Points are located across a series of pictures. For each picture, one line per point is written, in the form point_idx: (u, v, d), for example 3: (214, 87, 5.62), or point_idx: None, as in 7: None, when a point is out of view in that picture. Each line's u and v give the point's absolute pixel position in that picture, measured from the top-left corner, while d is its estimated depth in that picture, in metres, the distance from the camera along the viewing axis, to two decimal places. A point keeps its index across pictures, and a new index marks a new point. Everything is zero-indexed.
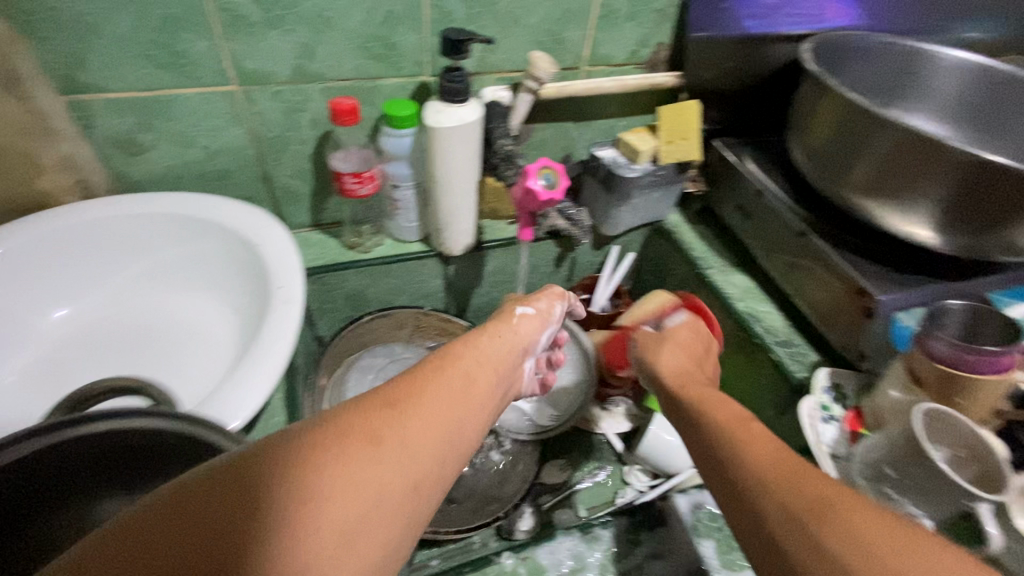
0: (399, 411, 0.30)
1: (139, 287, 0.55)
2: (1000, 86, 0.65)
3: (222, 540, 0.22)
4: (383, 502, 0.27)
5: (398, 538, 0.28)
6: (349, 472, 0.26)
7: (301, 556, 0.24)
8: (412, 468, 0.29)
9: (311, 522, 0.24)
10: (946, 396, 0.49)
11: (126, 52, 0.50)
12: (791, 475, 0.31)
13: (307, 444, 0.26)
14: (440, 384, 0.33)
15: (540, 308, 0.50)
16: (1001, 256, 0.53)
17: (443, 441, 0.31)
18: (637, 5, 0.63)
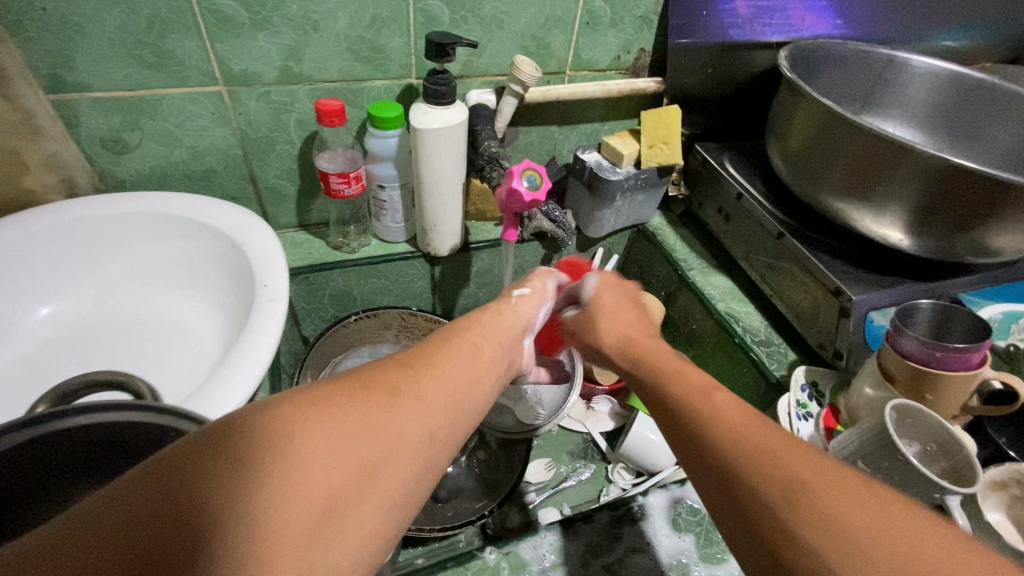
0: (413, 370, 0.31)
1: (125, 286, 0.55)
2: (970, 93, 0.67)
3: (244, 477, 0.22)
4: (405, 446, 0.27)
5: (417, 485, 0.28)
6: (371, 417, 0.27)
7: (327, 488, 0.23)
8: (430, 418, 0.29)
9: (336, 456, 0.24)
10: (918, 392, 0.50)
11: (112, 52, 0.50)
12: (773, 440, 0.29)
13: (328, 391, 0.27)
14: (449, 353, 0.34)
15: (534, 285, 0.49)
16: (971, 256, 0.55)
17: (456, 397, 0.32)
18: (620, 11, 0.64)
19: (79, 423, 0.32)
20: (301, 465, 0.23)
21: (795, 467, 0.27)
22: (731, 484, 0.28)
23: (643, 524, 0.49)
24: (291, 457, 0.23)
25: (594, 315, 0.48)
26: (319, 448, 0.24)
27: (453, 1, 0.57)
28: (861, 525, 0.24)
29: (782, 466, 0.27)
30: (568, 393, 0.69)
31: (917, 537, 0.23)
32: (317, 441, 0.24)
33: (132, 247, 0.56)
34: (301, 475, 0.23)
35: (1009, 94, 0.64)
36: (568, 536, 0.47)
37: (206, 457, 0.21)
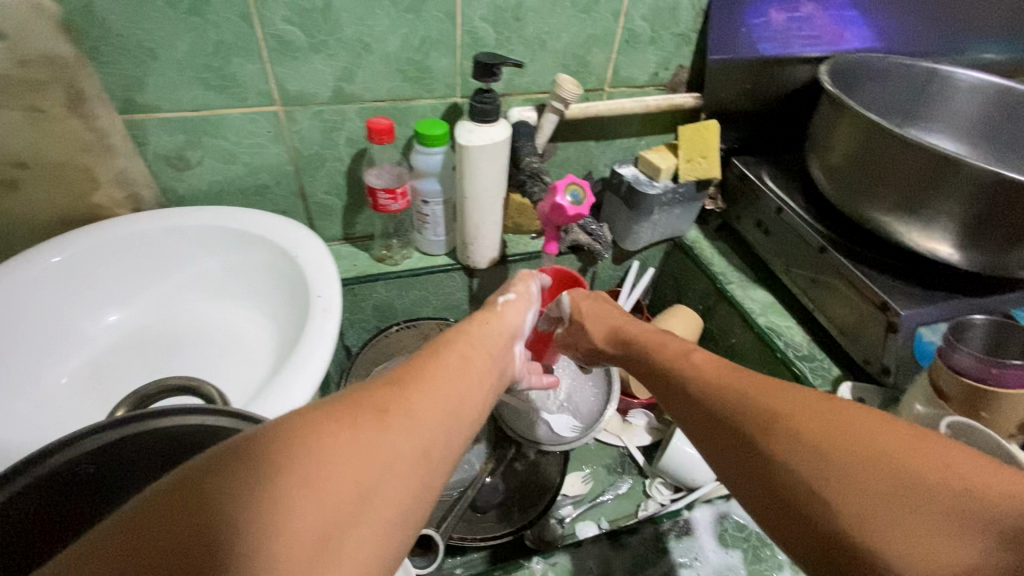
0: (402, 387, 0.32)
1: (184, 296, 0.58)
2: (1016, 106, 0.66)
3: (252, 495, 0.22)
4: (398, 465, 0.28)
5: (413, 503, 0.28)
6: (365, 434, 0.27)
7: (326, 511, 0.24)
8: (421, 434, 0.30)
9: (331, 477, 0.25)
10: (972, 408, 0.49)
11: (181, 75, 0.54)
12: (752, 383, 0.34)
13: (318, 414, 0.27)
14: (438, 367, 0.35)
15: (519, 290, 0.54)
16: (1023, 271, 0.54)
17: (447, 411, 0.32)
18: (659, 29, 0.66)
19: (158, 426, 0.33)
20: (296, 490, 0.23)
21: (767, 397, 0.33)
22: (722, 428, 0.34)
23: (691, 540, 0.48)
24: (287, 480, 0.23)
25: (580, 322, 0.56)
26: (313, 469, 0.24)
27: (498, 22, 0.59)
28: (817, 422, 0.30)
29: (757, 399, 0.33)
30: (603, 407, 0.69)
31: (858, 421, 0.29)
32: (311, 463, 0.24)
33: (191, 260, 0.58)
34: (296, 499, 0.23)
35: None
36: (613, 548, 0.47)
37: (200, 487, 0.22)
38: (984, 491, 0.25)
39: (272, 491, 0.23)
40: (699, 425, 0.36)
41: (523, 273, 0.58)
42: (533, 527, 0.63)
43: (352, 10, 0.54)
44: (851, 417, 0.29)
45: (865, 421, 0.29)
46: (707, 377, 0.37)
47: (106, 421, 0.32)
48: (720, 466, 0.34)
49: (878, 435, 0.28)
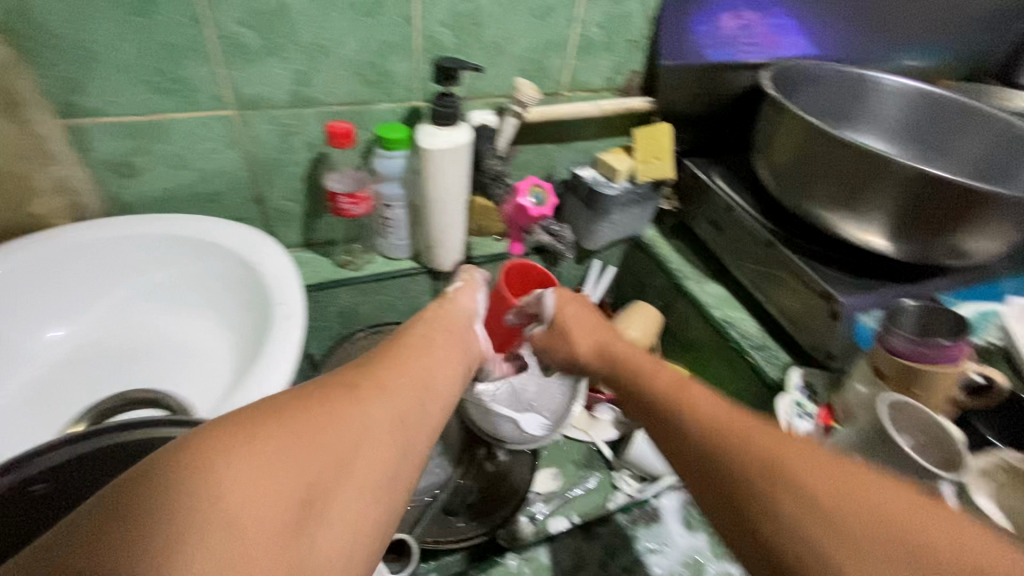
0: (375, 369, 0.35)
1: (136, 308, 0.56)
2: (934, 109, 0.72)
3: (239, 466, 0.25)
4: (376, 433, 0.30)
5: (397, 467, 0.31)
6: (341, 411, 0.30)
7: (309, 476, 0.26)
8: (396, 405, 0.33)
9: (311, 448, 0.27)
10: (907, 388, 0.53)
11: (127, 78, 0.51)
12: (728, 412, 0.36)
13: (295, 393, 0.30)
14: (406, 351, 0.38)
15: (465, 278, 0.55)
16: (947, 260, 0.59)
17: (418, 385, 0.35)
18: (612, 35, 0.68)
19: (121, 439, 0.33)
20: (278, 459, 0.26)
21: (738, 425, 0.35)
22: (689, 441, 0.36)
23: (659, 526, 0.50)
24: (270, 450, 0.26)
25: (564, 325, 0.56)
26: (294, 440, 0.27)
27: (456, 27, 0.60)
28: (789, 458, 0.32)
29: (731, 425, 0.35)
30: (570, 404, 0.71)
31: (828, 462, 0.31)
32: (293, 435, 0.27)
33: (141, 271, 0.56)
34: (279, 467, 0.26)
35: (970, 111, 0.70)
36: (585, 539, 0.49)
37: (186, 461, 0.24)
38: (944, 546, 0.27)
39: (255, 460, 0.25)
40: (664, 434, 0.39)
41: (467, 267, 0.59)
42: (505, 525, 0.63)
43: (308, 13, 0.54)
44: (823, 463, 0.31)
45: (840, 468, 0.31)
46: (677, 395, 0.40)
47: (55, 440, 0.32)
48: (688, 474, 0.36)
49: (849, 479, 0.30)
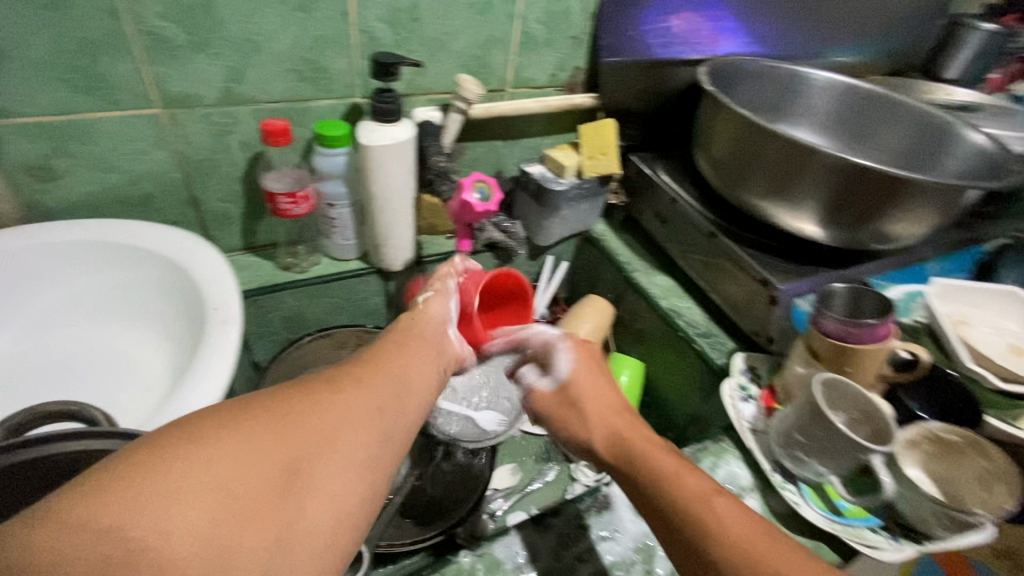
0: (356, 365, 0.36)
1: (61, 320, 0.52)
2: (860, 102, 0.76)
3: (230, 440, 0.26)
4: (354, 421, 0.31)
5: (377, 451, 0.31)
6: (326, 398, 0.31)
7: (288, 454, 0.27)
8: (372, 397, 0.34)
9: (297, 424, 0.29)
10: (840, 366, 0.55)
11: (39, 76, 0.48)
12: (749, 533, 0.34)
13: (274, 390, 0.31)
14: (380, 357, 0.39)
15: (436, 286, 0.54)
16: (874, 244, 0.62)
17: (392, 384, 0.36)
18: (553, 32, 0.69)
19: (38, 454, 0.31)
20: (255, 443, 0.26)
21: (752, 546, 0.34)
22: (704, 558, 0.34)
23: (610, 514, 0.51)
24: (248, 434, 0.27)
25: (574, 400, 0.48)
26: (274, 426, 0.28)
27: (394, 23, 0.59)
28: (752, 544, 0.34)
29: (746, 548, 0.33)
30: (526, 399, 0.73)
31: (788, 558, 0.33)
32: (272, 420, 0.28)
33: (65, 279, 0.52)
34: (257, 450, 0.26)
35: (892, 104, 0.74)
36: (539, 532, 0.48)
37: (168, 443, 0.25)
38: None
39: (233, 443, 0.26)
40: (665, 525, 0.37)
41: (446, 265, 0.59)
42: (462, 524, 0.61)
43: (236, 7, 0.52)
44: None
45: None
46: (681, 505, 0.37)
47: None
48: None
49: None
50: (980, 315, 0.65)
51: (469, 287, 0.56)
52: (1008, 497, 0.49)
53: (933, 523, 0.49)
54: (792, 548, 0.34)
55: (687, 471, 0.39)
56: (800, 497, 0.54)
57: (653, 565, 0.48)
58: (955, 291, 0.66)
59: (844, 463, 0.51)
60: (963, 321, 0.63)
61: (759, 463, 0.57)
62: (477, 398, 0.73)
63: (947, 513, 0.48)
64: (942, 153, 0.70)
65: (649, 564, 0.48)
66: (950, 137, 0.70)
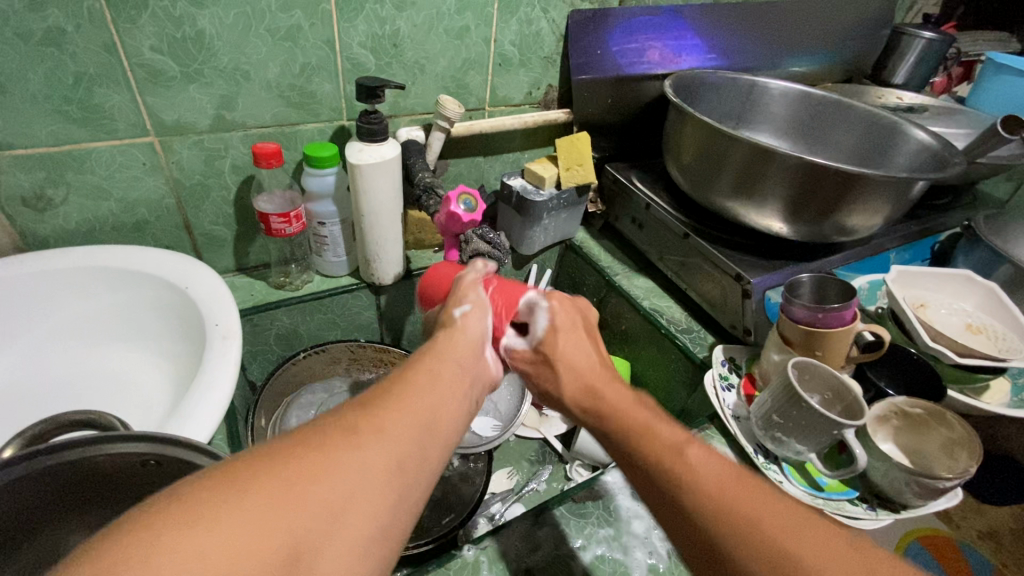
0: (376, 401, 0.31)
1: (59, 343, 0.53)
2: (817, 107, 0.82)
3: (213, 531, 0.22)
4: (369, 484, 0.27)
5: (391, 519, 0.27)
6: (332, 459, 0.26)
7: (287, 536, 0.23)
8: (394, 448, 0.29)
9: (293, 502, 0.24)
10: (811, 350, 0.58)
11: (36, 110, 0.50)
12: (728, 481, 0.34)
13: (278, 447, 0.26)
14: (409, 386, 0.33)
15: (471, 298, 0.45)
16: (836, 236, 0.67)
17: (420, 424, 0.31)
18: (526, 53, 0.73)
19: (66, 457, 0.33)
20: (249, 528, 0.22)
21: (725, 497, 0.33)
22: (680, 513, 0.34)
23: (606, 500, 0.53)
24: (243, 516, 0.23)
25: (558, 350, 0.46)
26: (270, 504, 0.24)
27: (376, 49, 0.63)
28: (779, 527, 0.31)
29: (730, 499, 0.33)
30: (518, 406, 0.75)
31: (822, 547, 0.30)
32: (274, 491, 0.24)
33: (63, 303, 0.53)
34: (249, 537, 0.22)
35: (844, 107, 0.80)
36: (537, 522, 0.50)
37: (160, 528, 0.21)
38: None
39: (221, 531, 0.22)
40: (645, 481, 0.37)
41: (468, 275, 0.49)
42: (462, 526, 0.63)
43: (227, 39, 0.55)
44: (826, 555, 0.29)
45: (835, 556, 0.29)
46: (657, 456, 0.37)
47: (12, 457, 0.32)
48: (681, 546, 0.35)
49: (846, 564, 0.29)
50: (937, 298, 0.70)
51: (501, 288, 0.49)
52: (969, 459, 0.53)
53: (908, 493, 0.52)
54: (776, 497, 0.33)
55: (668, 426, 0.39)
56: (782, 476, 0.57)
57: (650, 548, 0.50)
58: (913, 276, 0.70)
59: (821, 441, 0.54)
60: (921, 304, 0.68)
61: (743, 446, 0.59)
62: None
63: (917, 480, 0.51)
64: (893, 150, 0.76)
65: (646, 547, 0.50)
66: (899, 136, 0.75)
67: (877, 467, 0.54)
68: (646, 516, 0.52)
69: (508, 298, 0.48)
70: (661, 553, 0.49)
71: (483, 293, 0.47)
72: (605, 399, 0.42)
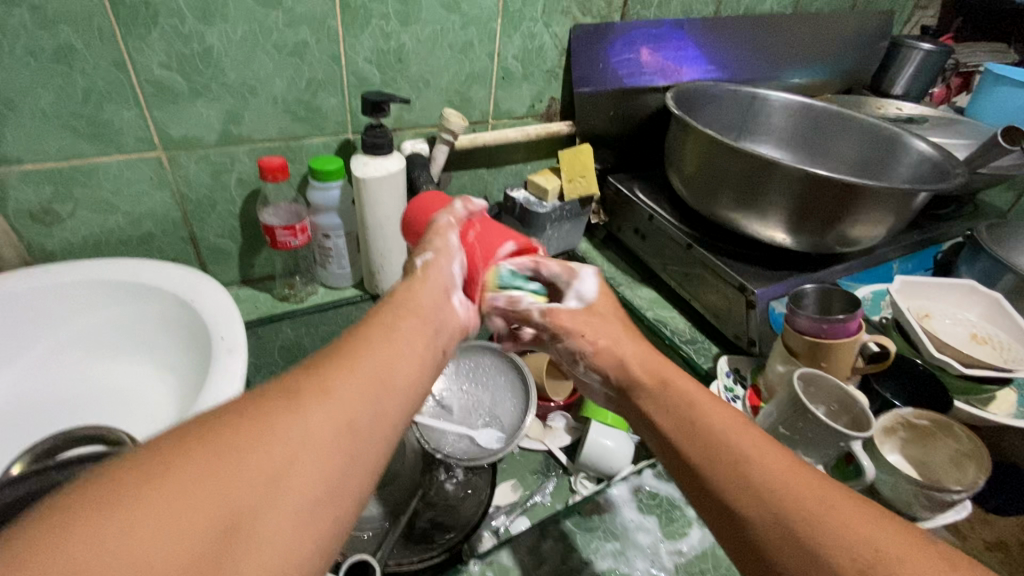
0: (320, 366, 0.31)
1: (65, 358, 0.54)
2: (817, 118, 0.82)
3: (145, 501, 0.21)
4: (314, 445, 0.27)
5: (341, 479, 0.27)
6: (272, 424, 0.26)
7: (226, 502, 0.23)
8: (340, 408, 0.29)
9: (233, 469, 0.24)
10: (816, 361, 0.58)
11: (46, 125, 0.51)
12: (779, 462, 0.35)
13: (212, 415, 0.26)
14: (358, 346, 0.33)
15: (435, 245, 0.45)
16: (839, 246, 0.67)
17: (369, 383, 0.31)
18: (530, 68, 0.74)
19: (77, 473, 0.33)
20: (184, 495, 0.22)
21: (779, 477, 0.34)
22: (730, 491, 0.35)
23: (611, 515, 0.52)
24: (177, 483, 0.23)
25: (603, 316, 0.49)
26: (207, 471, 0.23)
27: (381, 63, 0.63)
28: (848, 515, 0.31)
29: (783, 478, 0.34)
30: (523, 416, 0.73)
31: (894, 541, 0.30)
32: (209, 456, 0.24)
33: (68, 318, 0.54)
34: (184, 501, 0.22)
35: (844, 117, 0.80)
36: (540, 535, 0.50)
37: (93, 505, 0.21)
38: None
39: (154, 497, 0.22)
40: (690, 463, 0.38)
41: (435, 222, 0.48)
42: (467, 540, 0.63)
43: (234, 55, 0.55)
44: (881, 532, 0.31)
45: (884, 533, 0.30)
46: (713, 435, 0.38)
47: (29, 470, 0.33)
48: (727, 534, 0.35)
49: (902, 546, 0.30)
50: (940, 308, 0.70)
51: (483, 232, 0.49)
52: (976, 471, 0.53)
53: (915, 504, 0.52)
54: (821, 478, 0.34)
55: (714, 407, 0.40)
56: None
57: (657, 561, 0.49)
58: (917, 287, 0.70)
59: (828, 452, 0.54)
60: (925, 314, 0.68)
61: None
62: (474, 416, 0.74)
63: (926, 493, 0.51)
64: (894, 161, 0.76)
65: (650, 560, 0.49)
66: (899, 146, 0.76)
67: (885, 479, 0.54)
68: (652, 530, 0.51)
69: (489, 248, 0.48)
70: (667, 566, 0.49)
71: (455, 239, 0.47)
72: (655, 386, 0.44)
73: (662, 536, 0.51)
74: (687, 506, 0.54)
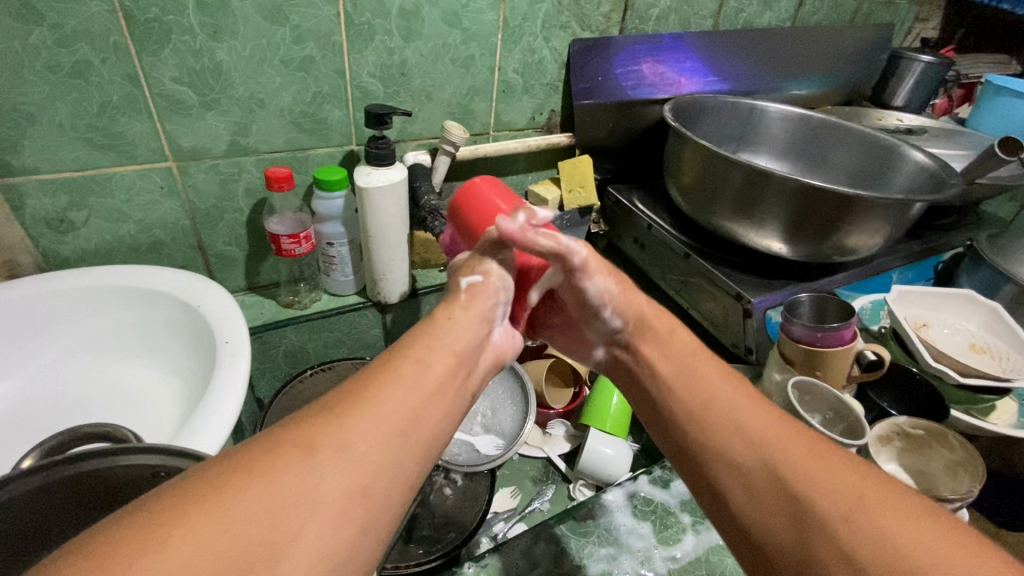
0: (343, 413, 0.32)
1: (74, 360, 0.55)
2: (816, 130, 0.83)
3: (161, 552, 0.23)
4: (324, 508, 0.28)
5: (351, 547, 0.28)
6: (285, 480, 0.28)
7: (230, 563, 0.24)
8: (356, 469, 0.30)
9: (242, 524, 0.25)
10: (812, 369, 0.58)
11: (63, 137, 0.53)
12: (796, 458, 0.36)
13: (233, 464, 0.28)
14: (380, 390, 0.34)
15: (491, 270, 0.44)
16: (836, 256, 0.67)
17: (390, 439, 0.32)
18: (530, 80, 0.76)
19: (86, 466, 0.35)
20: (195, 549, 0.24)
21: (811, 478, 0.35)
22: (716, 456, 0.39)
23: (605, 519, 0.53)
24: (190, 536, 0.24)
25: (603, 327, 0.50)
26: (219, 525, 0.25)
27: (385, 77, 0.65)
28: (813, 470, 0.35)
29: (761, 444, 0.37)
30: (522, 422, 0.73)
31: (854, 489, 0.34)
32: (221, 511, 0.25)
33: (80, 322, 0.56)
34: (200, 554, 0.24)
35: (841, 129, 0.81)
36: (534, 539, 0.50)
37: (113, 553, 0.23)
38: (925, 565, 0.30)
39: (171, 553, 0.23)
40: (701, 451, 0.40)
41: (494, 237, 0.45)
42: (466, 543, 0.64)
43: (242, 69, 0.57)
44: (919, 530, 0.31)
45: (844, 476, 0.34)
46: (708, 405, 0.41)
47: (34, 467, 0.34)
48: (714, 508, 0.38)
49: (895, 533, 0.31)
50: (939, 318, 0.70)
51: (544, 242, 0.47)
52: (972, 481, 0.53)
53: None
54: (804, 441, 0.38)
55: (747, 404, 0.41)
56: None
57: (651, 566, 0.50)
58: (917, 296, 0.70)
59: None
60: (923, 323, 0.68)
61: None
62: (474, 422, 0.75)
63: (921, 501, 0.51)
64: (892, 171, 0.77)
65: (644, 566, 0.50)
66: (898, 157, 0.76)
67: None
68: (645, 533, 0.52)
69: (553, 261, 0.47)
70: (661, 571, 0.49)
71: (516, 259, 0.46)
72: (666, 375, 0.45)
73: (655, 542, 0.51)
74: (682, 512, 0.54)
